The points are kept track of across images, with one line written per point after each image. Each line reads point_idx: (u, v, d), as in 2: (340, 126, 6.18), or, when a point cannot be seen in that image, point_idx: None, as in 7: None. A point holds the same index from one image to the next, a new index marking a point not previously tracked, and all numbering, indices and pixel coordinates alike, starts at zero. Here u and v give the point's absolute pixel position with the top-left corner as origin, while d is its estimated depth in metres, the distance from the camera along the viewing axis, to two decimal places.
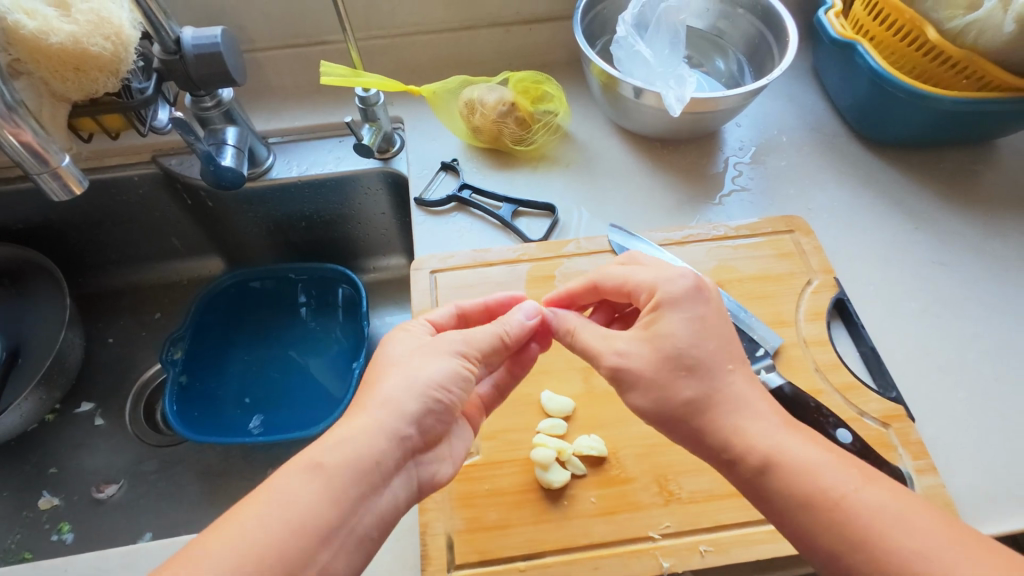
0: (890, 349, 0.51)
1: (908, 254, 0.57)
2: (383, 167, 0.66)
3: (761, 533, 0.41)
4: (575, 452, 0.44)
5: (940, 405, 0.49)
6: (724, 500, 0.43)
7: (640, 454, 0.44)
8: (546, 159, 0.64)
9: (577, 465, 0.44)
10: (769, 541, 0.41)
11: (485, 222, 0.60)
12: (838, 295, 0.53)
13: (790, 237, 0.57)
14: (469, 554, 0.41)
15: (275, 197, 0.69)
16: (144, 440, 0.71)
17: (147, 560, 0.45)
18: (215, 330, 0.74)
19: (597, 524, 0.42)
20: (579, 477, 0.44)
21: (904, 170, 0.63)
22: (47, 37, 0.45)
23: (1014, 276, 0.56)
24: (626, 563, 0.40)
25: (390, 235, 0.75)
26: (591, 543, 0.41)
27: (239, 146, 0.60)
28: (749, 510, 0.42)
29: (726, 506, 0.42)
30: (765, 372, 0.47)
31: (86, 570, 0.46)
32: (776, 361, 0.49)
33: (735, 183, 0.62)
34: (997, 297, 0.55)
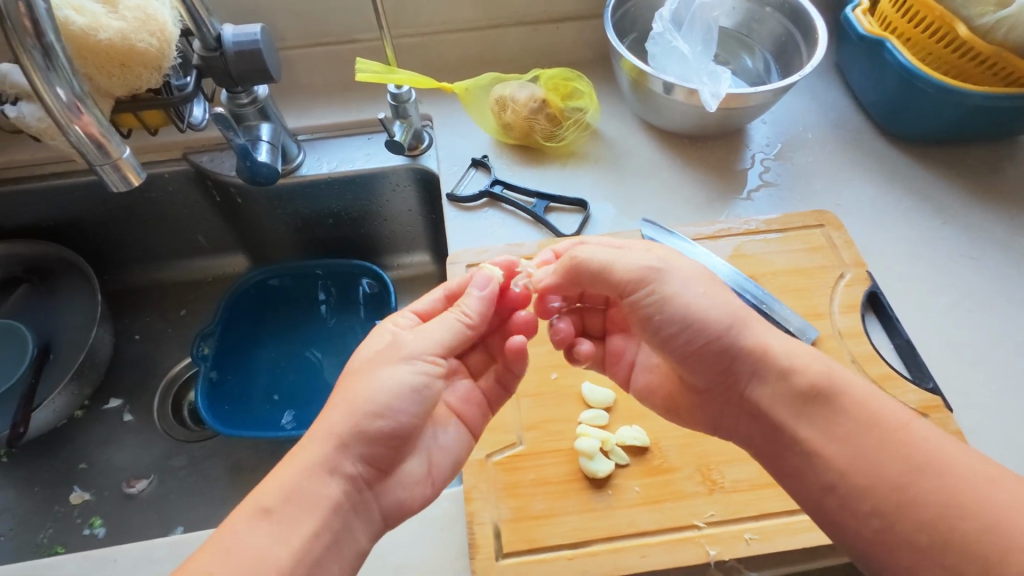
0: (925, 341, 0.52)
1: (936, 248, 0.58)
2: (412, 164, 0.67)
3: (805, 521, 0.42)
4: (618, 443, 0.45)
5: (975, 396, 0.49)
6: (766, 489, 0.43)
7: (681, 444, 0.45)
8: (575, 155, 0.65)
9: (620, 455, 0.44)
10: (813, 530, 0.42)
11: (517, 217, 0.60)
12: (871, 288, 0.54)
13: (821, 231, 0.57)
14: (517, 542, 0.41)
15: (304, 194, 0.70)
16: (173, 435, 0.71)
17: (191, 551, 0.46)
18: (243, 326, 0.74)
19: (642, 513, 0.42)
20: (622, 467, 0.44)
21: (929, 166, 0.64)
22: (96, 34, 0.46)
23: None
24: (673, 551, 0.41)
25: (416, 232, 0.76)
26: (638, 531, 0.42)
27: (273, 142, 0.60)
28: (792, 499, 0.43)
29: (768, 495, 0.43)
30: None
31: (133, 560, 0.47)
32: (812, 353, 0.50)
33: (763, 179, 0.63)
34: None
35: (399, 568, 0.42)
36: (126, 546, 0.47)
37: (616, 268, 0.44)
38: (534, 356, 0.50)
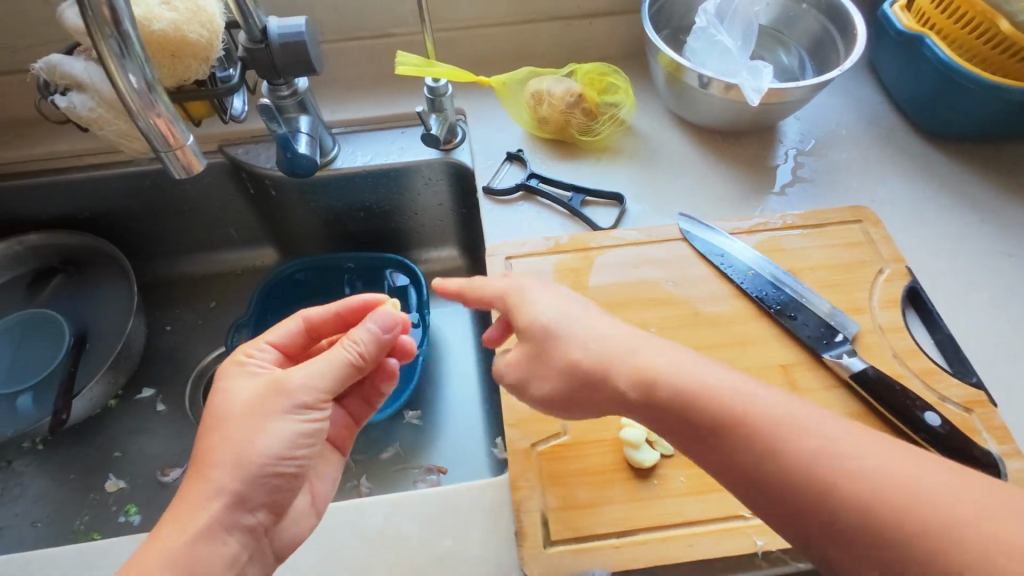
0: (965, 337, 0.52)
1: (973, 245, 0.58)
2: (446, 158, 0.67)
3: None
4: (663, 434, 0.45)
5: (1016, 392, 0.49)
6: None
7: None
8: (609, 150, 0.65)
9: (666, 446, 0.45)
10: None
11: (554, 211, 0.60)
12: (911, 283, 0.54)
13: (859, 226, 0.57)
14: (564, 531, 0.42)
15: (337, 187, 0.70)
16: None
17: None
18: (276, 317, 0.75)
19: (689, 504, 0.42)
20: (667, 458, 0.44)
21: (964, 163, 0.64)
22: (149, 24, 0.46)
23: None
24: (720, 541, 0.41)
25: (445, 226, 0.76)
26: (685, 521, 0.42)
27: (312, 134, 0.61)
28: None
29: None
30: (847, 356, 0.48)
31: None
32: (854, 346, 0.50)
33: (797, 175, 0.63)
34: None
35: (446, 554, 0.42)
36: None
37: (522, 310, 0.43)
38: None
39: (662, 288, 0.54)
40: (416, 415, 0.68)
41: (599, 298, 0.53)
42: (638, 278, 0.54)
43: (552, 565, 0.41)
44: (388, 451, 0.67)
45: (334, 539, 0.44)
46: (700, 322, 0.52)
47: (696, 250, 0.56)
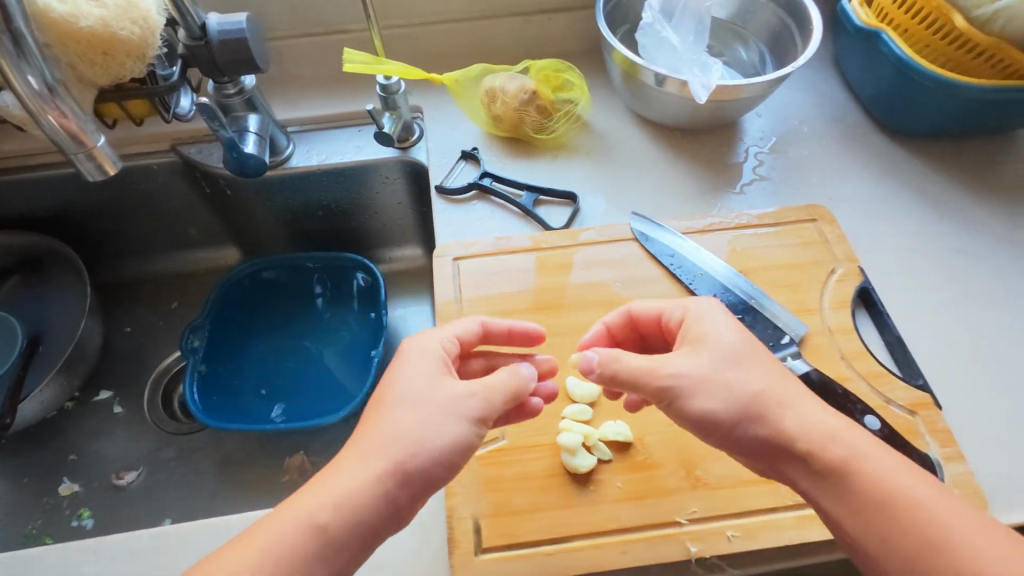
0: (917, 337, 0.51)
1: (932, 243, 0.57)
2: (402, 156, 0.66)
3: (788, 519, 0.41)
4: (601, 438, 0.44)
5: (965, 393, 0.48)
6: (752, 485, 0.43)
7: (665, 440, 0.45)
8: (567, 147, 0.64)
9: (604, 451, 0.44)
10: (796, 528, 0.41)
11: (506, 210, 0.60)
12: (862, 283, 0.53)
13: (813, 225, 0.57)
14: (497, 538, 0.41)
15: (294, 186, 0.69)
16: (163, 427, 0.71)
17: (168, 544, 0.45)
18: (235, 318, 0.74)
19: (624, 509, 0.42)
20: (605, 462, 0.44)
21: (925, 160, 0.63)
22: (77, 21, 0.45)
23: None
24: (655, 547, 0.40)
25: (407, 225, 0.75)
26: (619, 527, 0.41)
27: (261, 133, 0.60)
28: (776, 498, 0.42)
29: (754, 492, 0.42)
30: (791, 359, 0.47)
31: (112, 553, 0.45)
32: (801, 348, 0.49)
33: (756, 173, 0.62)
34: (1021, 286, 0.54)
35: (379, 562, 0.42)
36: (107, 538, 0.46)
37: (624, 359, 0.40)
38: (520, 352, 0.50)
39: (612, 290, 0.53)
40: None
41: (546, 299, 0.53)
42: (587, 279, 0.54)
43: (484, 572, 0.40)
44: None
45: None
46: None
47: (648, 251, 0.55)
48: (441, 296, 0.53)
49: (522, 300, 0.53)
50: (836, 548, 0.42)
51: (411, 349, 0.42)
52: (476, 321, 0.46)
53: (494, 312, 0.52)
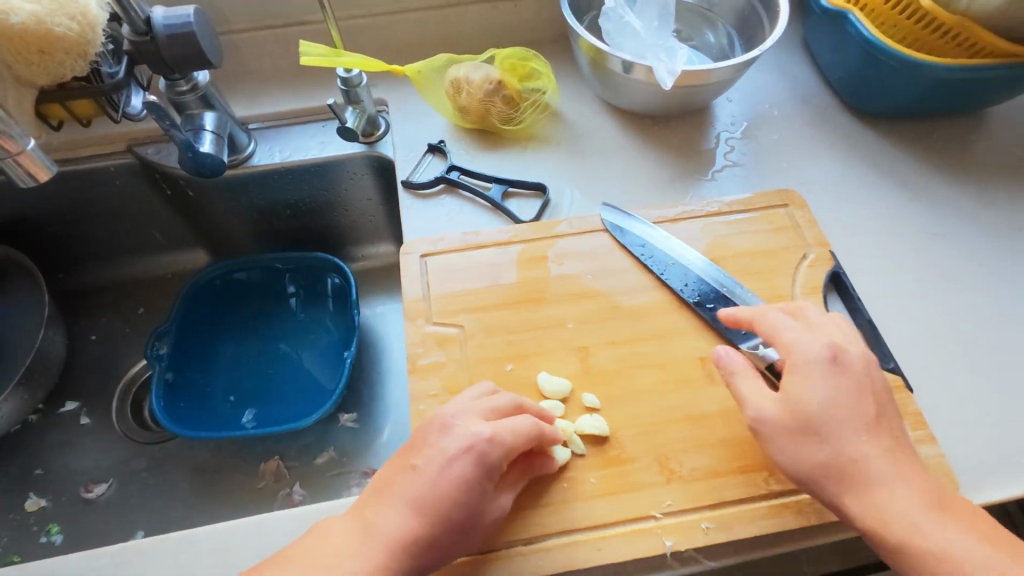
0: (887, 321, 0.51)
1: (903, 225, 0.57)
2: (368, 151, 0.65)
3: (761, 508, 0.42)
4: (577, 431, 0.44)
5: (937, 376, 0.49)
6: (725, 476, 0.43)
7: (639, 434, 0.44)
8: (535, 138, 0.63)
9: (578, 443, 0.43)
10: (769, 516, 0.41)
11: (475, 204, 0.58)
12: (833, 268, 0.52)
13: (784, 211, 0.56)
14: None
15: (258, 185, 0.67)
16: (133, 437, 0.69)
17: (133, 560, 0.44)
18: (203, 322, 0.72)
19: (598, 506, 0.41)
20: (578, 458, 0.43)
21: (895, 141, 0.63)
22: (8, 17, 0.43)
23: (1006, 245, 0.56)
24: (630, 543, 0.40)
25: (378, 222, 0.74)
26: (594, 524, 0.41)
27: (218, 132, 0.58)
28: (749, 487, 0.42)
29: (727, 483, 0.42)
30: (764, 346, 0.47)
31: (74, 572, 0.44)
32: None
33: (728, 159, 0.62)
34: (990, 266, 0.55)
35: None
36: (66, 556, 0.44)
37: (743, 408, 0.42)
38: (489, 349, 0.49)
39: (583, 283, 0.52)
40: (352, 418, 0.68)
41: (516, 294, 0.51)
42: (560, 273, 0.52)
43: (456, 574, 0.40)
44: (323, 455, 0.67)
45: (253, 546, 0.44)
46: (618, 315, 0.50)
47: (620, 242, 0.54)
48: (408, 294, 0.51)
49: (491, 296, 0.51)
50: (804, 537, 0.43)
51: (436, 420, 0.42)
52: (510, 398, 0.44)
53: (463, 309, 0.51)
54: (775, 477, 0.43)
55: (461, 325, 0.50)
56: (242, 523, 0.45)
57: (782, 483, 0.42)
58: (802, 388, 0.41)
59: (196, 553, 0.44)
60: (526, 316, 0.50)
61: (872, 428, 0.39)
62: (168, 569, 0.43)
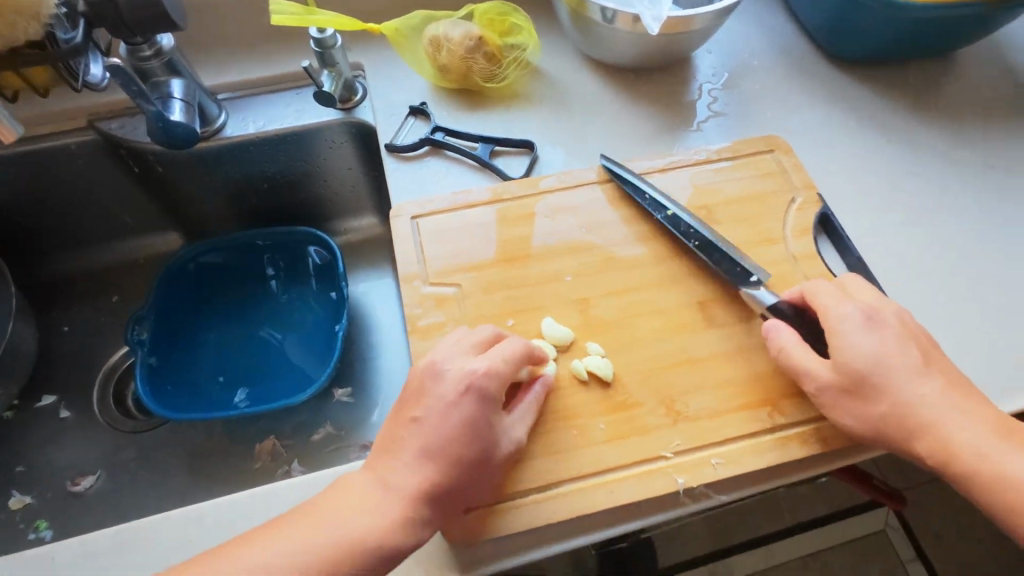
0: (874, 259, 0.53)
1: (885, 167, 0.58)
2: (346, 118, 0.63)
3: (765, 442, 0.43)
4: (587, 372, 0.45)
5: (925, 310, 0.50)
6: (730, 414, 0.43)
7: (643, 379, 0.45)
8: (518, 96, 0.62)
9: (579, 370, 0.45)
10: (775, 449, 0.42)
11: (462, 165, 0.57)
12: (822, 210, 0.53)
13: (771, 156, 0.56)
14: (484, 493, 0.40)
15: (232, 158, 0.65)
16: (118, 427, 0.67)
17: (135, 542, 0.42)
18: (178, 307, 0.70)
19: (608, 450, 0.42)
20: (586, 406, 0.44)
21: (872, 86, 0.64)
22: None
23: (982, 183, 0.58)
24: (642, 483, 0.41)
25: (360, 193, 0.71)
26: (605, 468, 0.41)
27: (187, 100, 0.55)
28: (753, 423, 0.43)
29: (732, 421, 0.43)
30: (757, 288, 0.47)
31: (73, 558, 0.42)
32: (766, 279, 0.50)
33: (711, 109, 0.62)
34: (969, 203, 0.56)
35: None
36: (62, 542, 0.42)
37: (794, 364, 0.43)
38: (488, 306, 0.48)
39: (578, 236, 0.52)
40: (346, 393, 0.67)
41: (511, 251, 0.51)
42: (553, 227, 0.52)
43: (473, 526, 0.40)
44: (320, 431, 0.66)
45: (261, 519, 0.43)
46: (614, 267, 0.50)
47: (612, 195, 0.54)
48: (402, 256, 0.50)
49: (486, 254, 0.51)
50: (809, 467, 0.44)
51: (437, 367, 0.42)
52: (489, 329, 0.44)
53: (459, 268, 0.50)
54: (777, 412, 0.44)
55: (459, 285, 0.49)
56: (247, 496, 0.44)
57: (784, 417, 0.44)
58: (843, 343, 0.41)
59: (202, 528, 0.43)
60: (523, 272, 0.50)
61: (922, 371, 0.41)
62: (171, 550, 0.42)
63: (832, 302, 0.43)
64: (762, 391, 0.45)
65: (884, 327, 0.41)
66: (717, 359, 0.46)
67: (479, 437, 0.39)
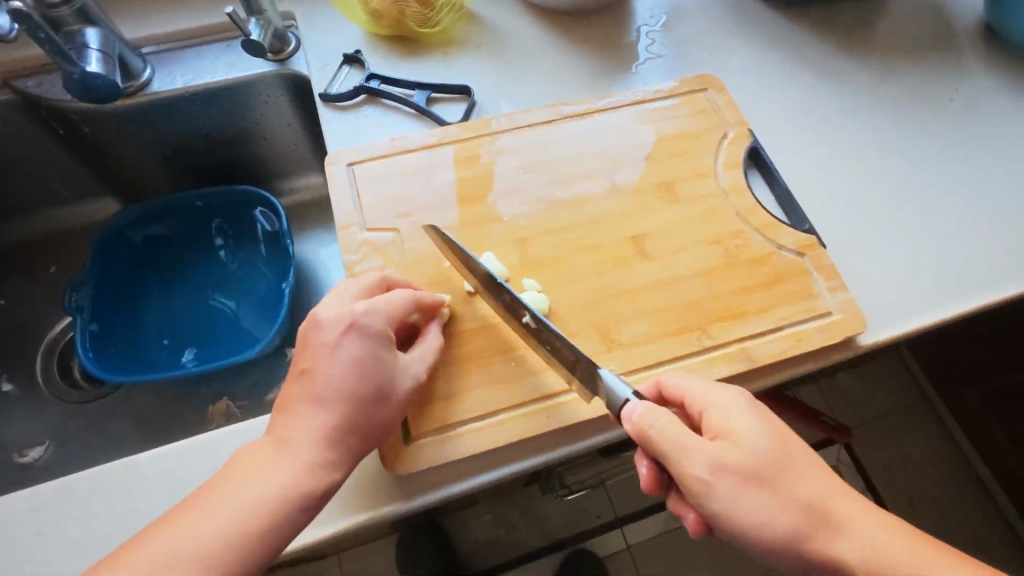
0: (797, 186, 0.64)
1: (817, 100, 0.69)
2: (280, 69, 0.70)
3: (694, 362, 0.53)
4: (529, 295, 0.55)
5: (841, 229, 0.62)
6: (660, 339, 0.54)
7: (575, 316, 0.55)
8: (454, 40, 0.70)
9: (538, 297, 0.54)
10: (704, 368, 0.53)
11: (401, 110, 0.65)
12: (751, 144, 0.64)
13: (705, 94, 0.66)
14: (420, 425, 0.51)
15: (161, 114, 0.72)
16: (63, 399, 0.73)
17: (83, 491, 0.51)
18: (112, 286, 0.78)
19: (545, 379, 0.52)
20: (523, 346, 0.54)
21: (808, 27, 0.74)
22: None
23: (900, 118, 0.69)
24: (561, 412, 0.52)
25: (300, 148, 0.79)
26: (532, 398, 0.52)
27: (104, 50, 0.62)
28: (686, 345, 0.53)
29: (658, 347, 0.53)
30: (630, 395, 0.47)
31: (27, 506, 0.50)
32: (677, 197, 0.61)
33: (651, 52, 0.70)
34: (895, 135, 0.68)
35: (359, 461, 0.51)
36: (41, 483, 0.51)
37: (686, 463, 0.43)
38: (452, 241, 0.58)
39: (523, 177, 0.61)
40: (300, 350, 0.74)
41: (465, 192, 0.60)
42: (504, 164, 0.62)
43: (421, 457, 0.50)
44: (272, 391, 0.74)
45: (199, 463, 0.52)
46: (559, 206, 0.60)
47: (540, 140, 0.63)
48: (341, 200, 0.59)
49: (427, 199, 0.60)
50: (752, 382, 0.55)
51: (344, 317, 0.48)
52: (402, 295, 0.51)
53: (400, 212, 0.59)
54: (704, 335, 0.54)
55: (398, 231, 0.58)
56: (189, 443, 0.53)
57: (710, 339, 0.54)
58: (740, 444, 0.43)
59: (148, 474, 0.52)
60: (477, 211, 0.59)
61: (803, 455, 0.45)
62: (111, 499, 0.51)
63: (687, 384, 0.48)
64: (692, 321, 0.55)
65: (745, 400, 0.46)
66: (637, 293, 0.56)
67: (372, 375, 0.47)
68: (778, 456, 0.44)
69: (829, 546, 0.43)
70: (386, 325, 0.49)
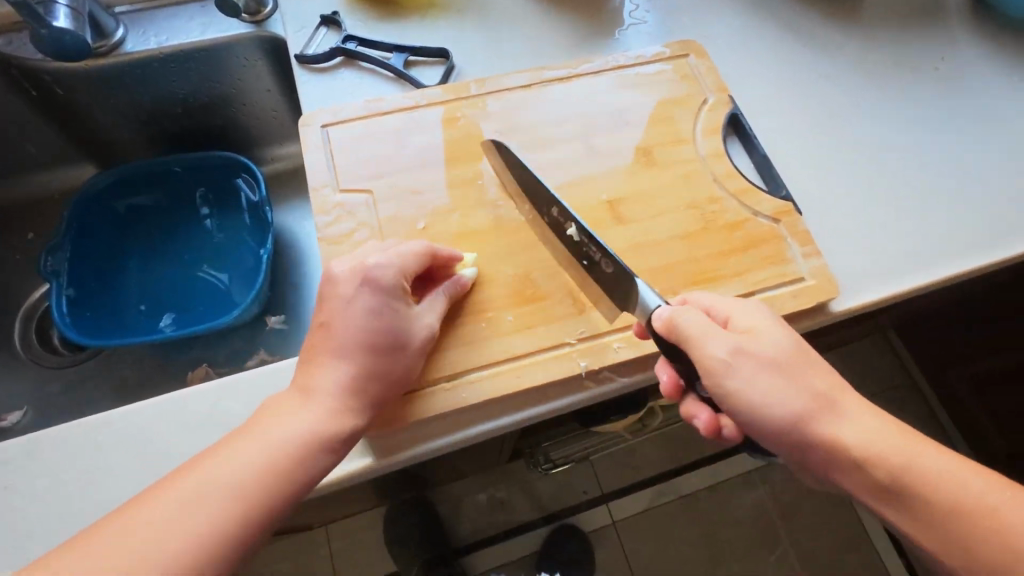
0: (778, 154, 0.80)
1: (805, 78, 0.86)
2: (257, 31, 0.88)
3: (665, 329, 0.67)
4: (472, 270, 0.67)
5: (818, 195, 0.78)
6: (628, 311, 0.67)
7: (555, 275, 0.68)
8: (434, 7, 0.85)
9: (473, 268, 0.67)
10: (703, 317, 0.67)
11: (377, 71, 0.79)
12: (733, 113, 0.80)
13: (688, 58, 0.82)
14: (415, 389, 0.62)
15: (135, 73, 0.90)
16: (41, 363, 0.92)
17: (44, 444, 0.62)
18: (92, 252, 0.99)
19: (517, 340, 0.64)
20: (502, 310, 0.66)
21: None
22: None
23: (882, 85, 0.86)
24: (556, 365, 0.64)
25: (276, 112, 0.99)
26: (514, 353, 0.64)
27: (74, 11, 0.80)
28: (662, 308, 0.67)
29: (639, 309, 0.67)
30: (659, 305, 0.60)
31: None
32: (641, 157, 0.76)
33: (633, 18, 0.87)
34: (888, 115, 0.84)
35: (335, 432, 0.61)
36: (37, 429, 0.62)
37: (704, 343, 0.55)
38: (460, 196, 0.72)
39: (505, 137, 0.76)
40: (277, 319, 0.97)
41: (456, 150, 0.74)
42: (495, 123, 0.76)
43: (427, 403, 0.62)
44: (251, 358, 0.95)
45: (156, 417, 0.63)
46: (554, 166, 0.74)
47: (507, 107, 0.77)
48: (315, 153, 0.72)
49: (402, 158, 0.73)
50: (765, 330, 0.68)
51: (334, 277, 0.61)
52: (424, 246, 0.64)
53: (369, 169, 0.72)
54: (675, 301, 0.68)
55: (368, 192, 0.71)
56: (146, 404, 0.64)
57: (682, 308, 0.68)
58: (761, 341, 0.55)
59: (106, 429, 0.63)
60: (465, 168, 0.73)
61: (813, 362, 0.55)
62: (73, 447, 0.62)
63: (716, 299, 0.61)
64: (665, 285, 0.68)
65: (767, 311, 0.59)
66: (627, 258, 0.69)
67: (377, 332, 0.58)
68: (792, 347, 0.55)
69: (832, 425, 0.53)
70: (399, 277, 0.61)
